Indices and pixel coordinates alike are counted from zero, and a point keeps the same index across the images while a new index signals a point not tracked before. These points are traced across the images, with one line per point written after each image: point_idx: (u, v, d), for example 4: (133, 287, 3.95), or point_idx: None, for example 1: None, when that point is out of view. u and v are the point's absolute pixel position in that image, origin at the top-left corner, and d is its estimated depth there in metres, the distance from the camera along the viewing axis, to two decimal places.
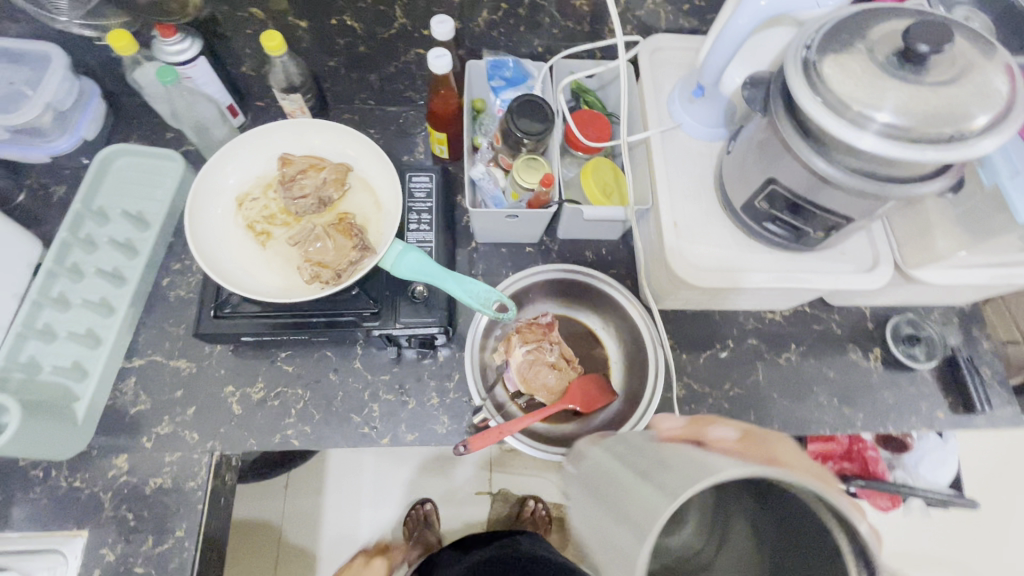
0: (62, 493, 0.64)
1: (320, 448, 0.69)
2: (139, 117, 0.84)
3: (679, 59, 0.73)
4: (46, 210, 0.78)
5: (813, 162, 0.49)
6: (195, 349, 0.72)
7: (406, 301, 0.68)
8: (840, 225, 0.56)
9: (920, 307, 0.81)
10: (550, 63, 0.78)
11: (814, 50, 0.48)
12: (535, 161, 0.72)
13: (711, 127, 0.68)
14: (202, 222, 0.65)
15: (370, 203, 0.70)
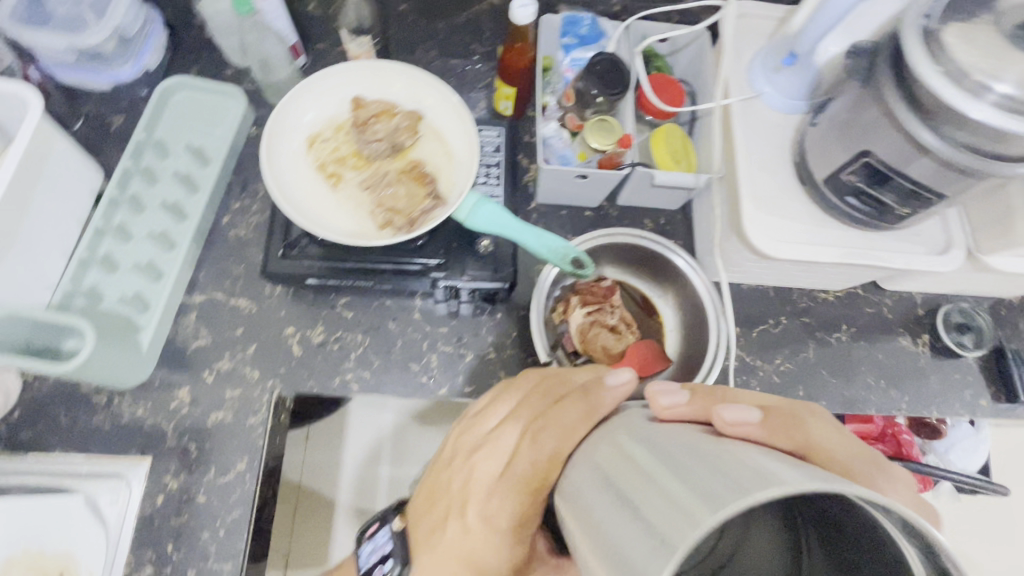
0: (126, 420, 0.65)
1: (378, 394, 0.70)
2: (195, 50, 0.80)
3: (762, 28, 0.71)
4: (103, 141, 0.75)
5: (920, 135, 0.49)
6: (256, 289, 0.72)
7: (473, 255, 0.68)
8: (928, 204, 0.56)
9: (971, 297, 0.81)
10: (626, 23, 0.76)
11: (936, 20, 0.47)
12: (608, 123, 0.72)
13: (794, 99, 0.67)
14: (277, 161, 0.65)
15: (442, 151, 0.68)
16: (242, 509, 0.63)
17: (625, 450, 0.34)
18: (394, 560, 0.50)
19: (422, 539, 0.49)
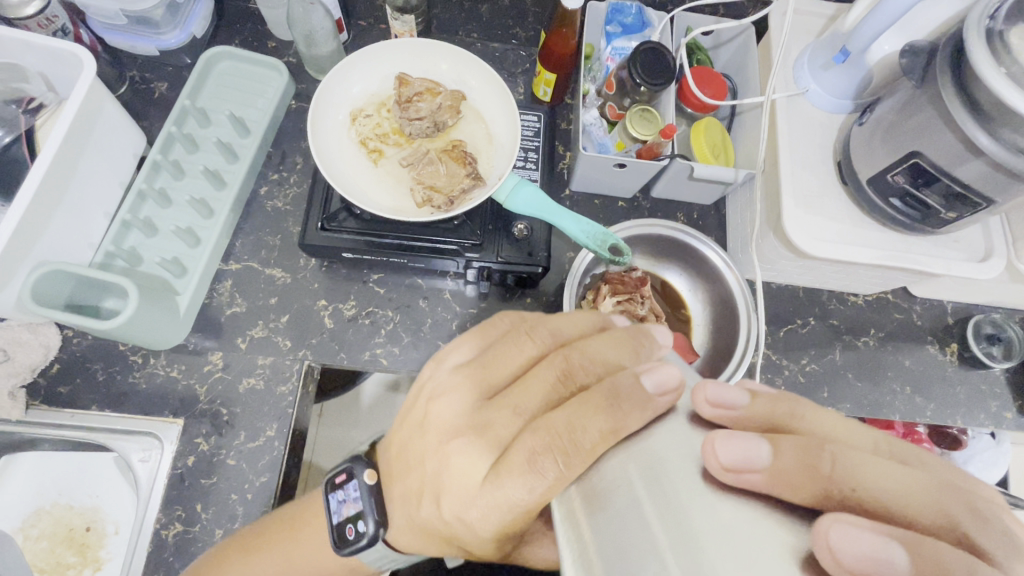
0: (160, 380, 0.66)
1: (407, 370, 0.70)
2: (241, 22, 0.82)
3: (810, 25, 0.71)
4: (146, 106, 0.77)
5: (975, 138, 0.49)
6: (291, 260, 0.73)
7: (509, 238, 0.68)
8: (977, 209, 0.55)
9: (1002, 309, 0.81)
10: (672, 13, 0.75)
11: (1001, 21, 0.46)
12: (648, 113, 0.72)
13: (839, 98, 0.66)
14: (321, 132, 0.66)
15: (482, 133, 0.69)
16: (269, 475, 0.64)
17: (646, 515, 0.24)
18: (368, 521, 0.47)
19: (397, 499, 0.46)
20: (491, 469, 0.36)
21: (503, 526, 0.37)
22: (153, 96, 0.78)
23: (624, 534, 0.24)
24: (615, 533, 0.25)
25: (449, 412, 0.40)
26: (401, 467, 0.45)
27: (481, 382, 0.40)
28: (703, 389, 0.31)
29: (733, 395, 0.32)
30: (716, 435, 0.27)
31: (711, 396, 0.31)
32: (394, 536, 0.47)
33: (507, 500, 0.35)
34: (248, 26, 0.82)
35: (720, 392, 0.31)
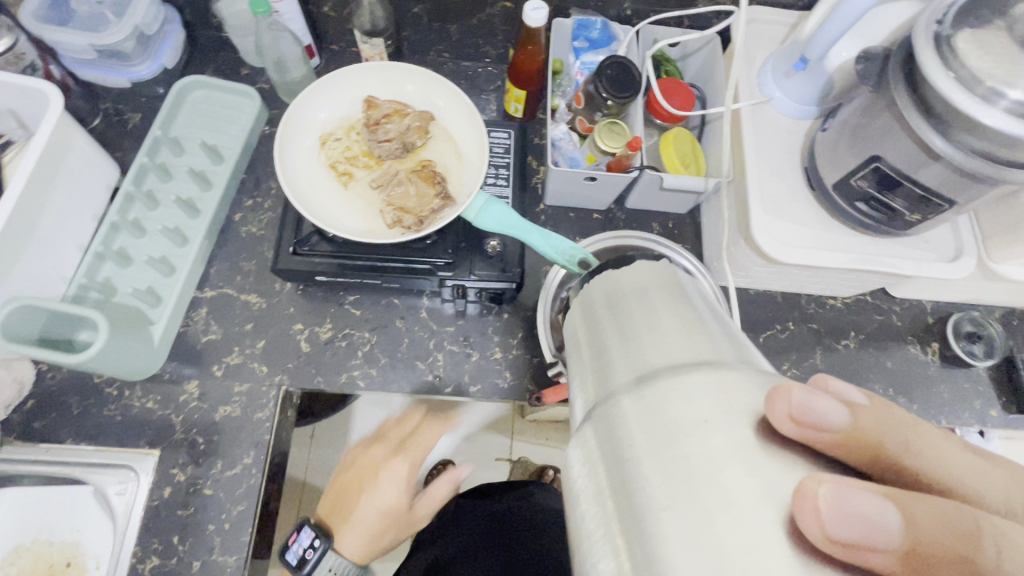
0: (136, 412, 0.66)
1: (384, 391, 0.70)
2: (214, 51, 0.83)
3: (772, 33, 0.72)
4: (120, 137, 0.78)
5: (931, 140, 0.49)
6: (266, 285, 0.73)
7: (482, 255, 0.68)
8: (938, 211, 0.56)
9: (982, 307, 0.81)
10: (637, 27, 0.76)
11: (949, 25, 0.47)
12: (617, 126, 0.72)
13: (804, 104, 0.67)
14: (289, 158, 0.66)
15: (452, 152, 0.69)
16: (247, 504, 0.64)
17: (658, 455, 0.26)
18: None
19: None
20: None
21: None
22: (127, 126, 0.78)
23: (643, 516, 0.24)
24: (635, 512, 0.24)
25: None
26: None
27: None
28: (787, 403, 0.25)
29: (825, 408, 0.26)
30: (821, 494, 0.22)
31: (800, 416, 0.25)
32: None
33: None
34: (221, 55, 0.83)
35: (811, 408, 0.25)
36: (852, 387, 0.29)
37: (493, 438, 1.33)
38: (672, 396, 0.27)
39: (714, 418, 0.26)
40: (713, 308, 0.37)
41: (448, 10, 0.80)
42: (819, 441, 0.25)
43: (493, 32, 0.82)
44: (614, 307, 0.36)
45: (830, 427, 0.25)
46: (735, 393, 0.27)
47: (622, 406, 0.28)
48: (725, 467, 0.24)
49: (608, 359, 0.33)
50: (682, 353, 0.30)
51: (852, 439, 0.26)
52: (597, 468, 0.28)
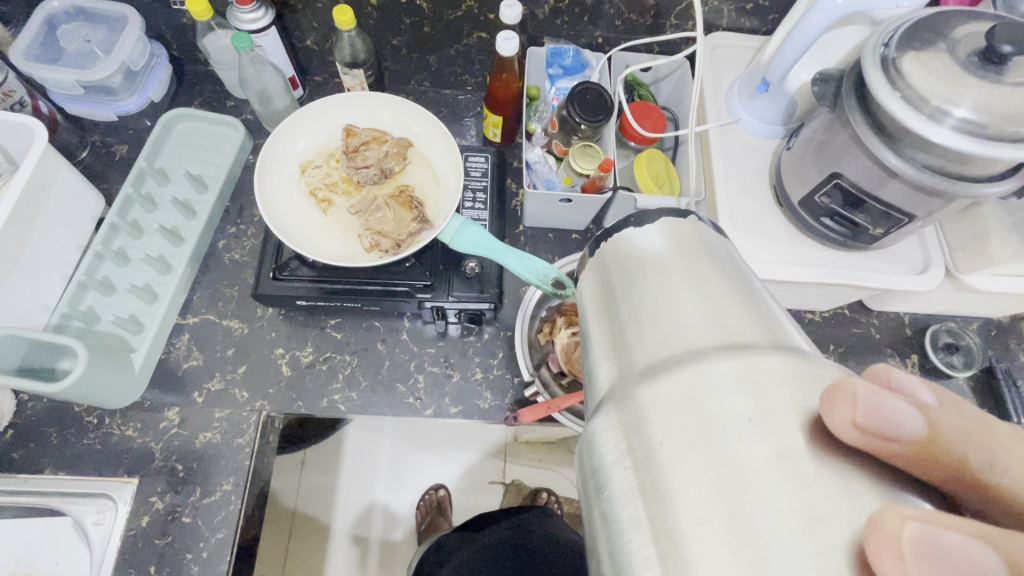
0: (115, 440, 0.66)
1: (365, 414, 0.70)
2: (201, 84, 0.86)
3: (737, 57, 0.76)
4: (107, 169, 0.80)
5: (885, 157, 0.51)
6: (248, 310, 0.73)
7: (459, 276, 0.69)
8: (899, 224, 0.57)
9: (958, 318, 0.82)
10: (609, 54, 0.79)
11: (893, 48, 0.49)
12: (590, 148, 0.73)
13: (771, 124, 0.69)
14: (270, 187, 0.68)
15: (429, 177, 0.71)
16: (226, 531, 0.63)
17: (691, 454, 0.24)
18: None
19: None
20: None
21: None
22: (114, 158, 0.80)
23: (682, 526, 0.23)
24: (670, 520, 0.24)
25: None
26: None
27: None
28: (851, 407, 0.24)
29: (895, 413, 0.24)
30: (903, 534, 0.20)
31: (862, 420, 0.23)
32: None
33: None
34: (207, 88, 0.86)
35: (876, 413, 0.24)
36: (920, 381, 0.27)
37: (484, 462, 1.32)
38: (714, 394, 0.26)
39: (759, 423, 0.25)
40: (740, 268, 0.34)
41: (425, 43, 0.81)
42: (886, 449, 0.24)
43: (471, 62, 0.85)
44: (638, 273, 0.33)
45: (900, 433, 0.24)
46: (778, 389, 0.26)
47: (659, 400, 0.27)
48: (770, 481, 0.23)
49: (636, 338, 0.30)
50: (716, 336, 0.28)
51: (925, 447, 0.24)
52: (627, 464, 0.27)
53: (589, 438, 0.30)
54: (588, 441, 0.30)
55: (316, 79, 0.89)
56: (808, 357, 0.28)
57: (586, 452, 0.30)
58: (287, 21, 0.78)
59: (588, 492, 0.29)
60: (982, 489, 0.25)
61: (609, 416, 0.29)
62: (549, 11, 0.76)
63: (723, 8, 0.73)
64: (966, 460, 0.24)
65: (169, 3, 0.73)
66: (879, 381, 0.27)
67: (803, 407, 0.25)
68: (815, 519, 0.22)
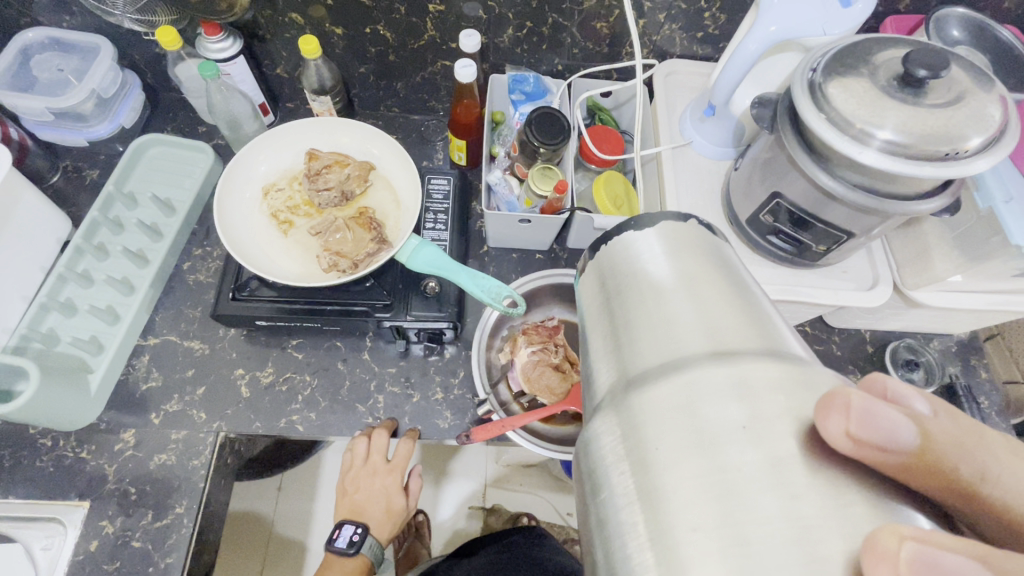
0: (68, 463, 0.66)
1: (324, 435, 0.70)
2: (174, 111, 0.88)
3: (691, 83, 0.79)
4: (77, 192, 0.81)
5: (817, 177, 0.53)
6: (210, 331, 0.74)
7: (418, 295, 0.70)
8: (840, 241, 0.59)
9: (918, 335, 0.83)
10: (568, 80, 0.82)
11: (819, 73, 0.51)
12: (550, 171, 0.74)
13: (722, 146, 0.71)
14: (231, 208, 0.69)
15: (390, 199, 0.73)
16: (176, 556, 0.63)
17: (685, 462, 0.22)
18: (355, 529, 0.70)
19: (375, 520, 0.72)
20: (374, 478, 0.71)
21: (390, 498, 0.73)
22: (85, 182, 0.82)
23: (673, 535, 0.21)
24: (662, 528, 0.21)
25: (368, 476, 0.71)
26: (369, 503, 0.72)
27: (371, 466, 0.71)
28: (843, 417, 0.22)
29: (889, 424, 0.22)
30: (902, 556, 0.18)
31: (857, 430, 0.21)
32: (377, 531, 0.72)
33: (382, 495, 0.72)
34: (181, 115, 0.88)
35: (871, 422, 0.21)
36: (913, 390, 0.24)
37: (463, 485, 1.31)
38: (711, 398, 0.23)
39: (757, 427, 0.22)
40: (740, 274, 0.32)
41: (391, 71, 0.84)
42: (884, 461, 0.21)
43: (437, 88, 0.87)
44: (635, 275, 0.31)
45: (896, 444, 0.22)
46: (774, 394, 0.23)
47: (655, 404, 0.24)
48: (763, 489, 0.21)
49: (633, 342, 0.28)
50: (713, 339, 0.26)
51: (922, 460, 0.22)
52: (622, 469, 0.24)
53: (585, 443, 0.28)
54: (584, 447, 0.28)
55: (287, 105, 0.91)
56: (808, 364, 0.26)
57: (583, 456, 0.28)
58: (257, 50, 0.80)
59: (585, 496, 0.27)
60: (985, 503, 0.22)
61: (605, 421, 0.26)
62: (508, 40, 0.79)
63: (674, 36, 0.76)
64: (965, 471, 0.22)
65: (141, 33, 0.76)
66: (872, 393, 0.25)
67: (798, 414, 0.23)
68: (808, 531, 0.20)
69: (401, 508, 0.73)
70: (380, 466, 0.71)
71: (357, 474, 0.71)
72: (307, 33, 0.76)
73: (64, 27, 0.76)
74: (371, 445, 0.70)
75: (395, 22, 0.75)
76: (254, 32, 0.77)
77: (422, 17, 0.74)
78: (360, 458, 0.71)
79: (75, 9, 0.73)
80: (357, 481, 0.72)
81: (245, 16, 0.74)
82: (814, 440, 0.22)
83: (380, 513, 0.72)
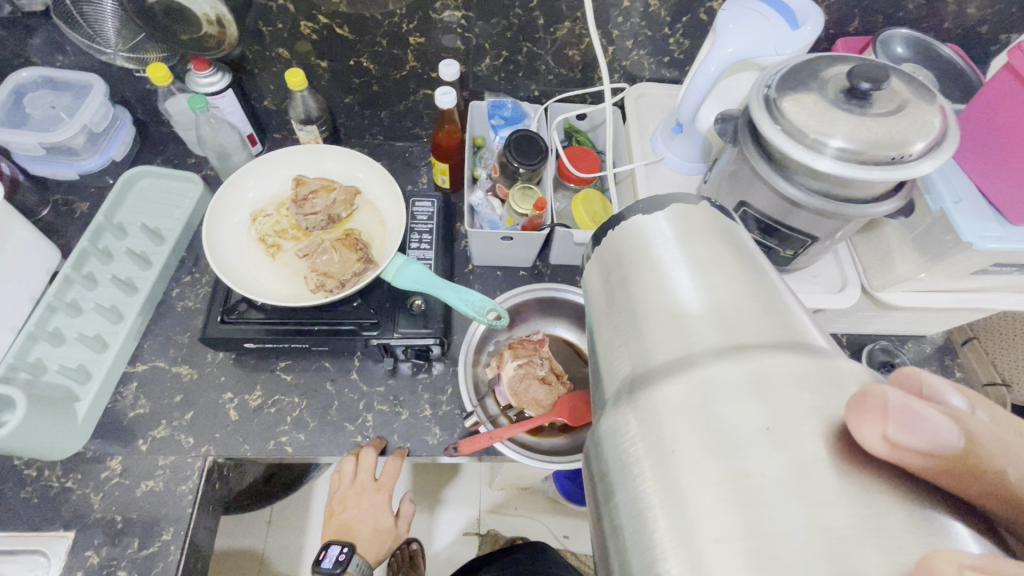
0: (53, 493, 0.65)
1: (313, 456, 0.70)
2: (165, 144, 0.91)
3: (659, 105, 0.83)
4: (67, 224, 0.83)
5: (778, 185, 0.56)
6: (199, 356, 0.74)
7: (405, 313, 0.71)
8: (806, 244, 0.62)
9: (892, 338, 0.86)
10: (544, 105, 0.86)
11: (773, 89, 0.55)
12: (529, 189, 0.76)
13: (692, 162, 0.74)
14: (220, 234, 0.71)
15: (376, 221, 0.76)
16: None
17: (706, 467, 0.22)
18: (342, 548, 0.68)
19: (365, 539, 0.71)
20: (367, 496, 0.71)
21: (381, 518, 0.72)
22: (75, 214, 0.84)
23: (695, 542, 0.21)
24: (683, 536, 0.21)
25: (360, 496, 0.71)
26: (360, 521, 0.71)
27: (362, 484, 0.70)
28: (880, 421, 0.21)
29: (931, 425, 0.21)
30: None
31: (894, 433, 0.21)
32: (366, 551, 0.71)
33: (375, 513, 0.72)
34: (171, 147, 0.91)
35: (910, 423, 0.21)
36: (950, 385, 0.24)
37: (457, 511, 1.29)
38: (731, 398, 0.23)
39: (779, 428, 0.22)
40: (756, 261, 0.31)
41: (375, 100, 0.88)
42: (922, 465, 0.21)
43: (420, 115, 0.91)
44: (645, 270, 0.31)
45: (935, 446, 0.21)
46: (795, 391, 0.23)
47: (671, 404, 0.24)
48: (789, 496, 0.20)
49: (643, 340, 0.28)
50: (728, 334, 0.26)
51: (965, 463, 0.21)
52: (640, 471, 0.24)
53: (599, 441, 0.28)
54: (596, 442, 0.28)
55: (275, 136, 0.95)
56: (829, 354, 0.25)
57: (596, 454, 0.28)
58: (245, 84, 0.84)
59: (599, 496, 0.27)
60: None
61: (619, 419, 0.26)
62: (486, 68, 0.83)
63: (643, 61, 0.81)
64: (1014, 475, 0.21)
65: (132, 70, 0.79)
66: (906, 388, 0.24)
67: (826, 413, 0.22)
68: (840, 542, 0.19)
69: (389, 528, 0.73)
70: (368, 485, 0.70)
71: (345, 493, 0.71)
72: (293, 66, 0.80)
73: (57, 66, 0.79)
74: (359, 462, 0.69)
75: (378, 53, 0.79)
76: (242, 67, 0.80)
77: (403, 49, 0.79)
78: (347, 478, 0.70)
79: (68, 48, 0.76)
80: (345, 499, 0.71)
81: (234, 52, 0.77)
82: (837, 435, 0.22)
83: (368, 533, 0.71)
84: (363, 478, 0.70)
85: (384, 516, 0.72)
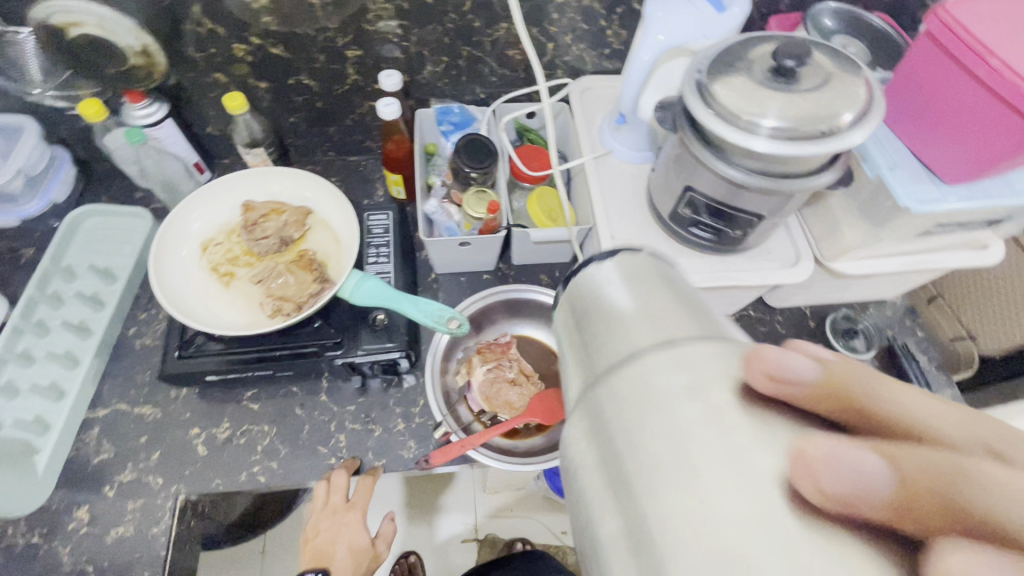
0: (19, 551, 0.63)
1: (288, 483, 0.69)
2: (110, 180, 0.89)
3: (606, 97, 0.83)
4: (13, 272, 0.81)
5: (718, 168, 0.56)
6: (161, 394, 0.73)
7: (367, 329, 0.70)
8: (753, 223, 0.63)
9: (855, 305, 0.87)
10: (493, 106, 0.84)
11: (704, 74, 0.55)
12: (484, 193, 0.77)
13: (640, 151, 0.75)
14: (169, 269, 0.70)
15: (331, 239, 0.75)
16: None
17: (635, 440, 0.21)
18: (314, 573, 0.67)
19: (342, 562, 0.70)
20: (339, 518, 0.70)
21: (356, 539, 0.71)
22: (20, 261, 0.81)
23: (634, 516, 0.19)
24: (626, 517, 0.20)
25: (332, 518, 0.70)
26: (335, 544, 0.70)
27: (335, 506, 0.69)
28: (758, 368, 0.21)
29: (800, 365, 0.21)
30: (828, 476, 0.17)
31: (771, 375, 0.21)
32: None
33: (349, 534, 0.71)
34: (116, 183, 0.89)
35: (782, 365, 0.21)
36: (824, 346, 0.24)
37: (453, 519, 1.29)
38: (667, 397, 0.21)
39: (721, 414, 0.20)
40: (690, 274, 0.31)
41: (321, 117, 0.87)
42: (794, 399, 0.20)
43: (369, 128, 0.90)
44: (593, 303, 0.28)
45: (804, 382, 0.21)
46: (712, 363, 0.22)
47: (618, 424, 0.22)
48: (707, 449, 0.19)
49: (592, 368, 0.26)
50: (654, 323, 0.25)
51: (832, 394, 0.21)
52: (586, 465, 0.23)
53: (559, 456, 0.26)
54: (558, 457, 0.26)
55: (224, 162, 0.93)
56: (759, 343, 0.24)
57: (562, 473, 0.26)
58: (185, 112, 0.82)
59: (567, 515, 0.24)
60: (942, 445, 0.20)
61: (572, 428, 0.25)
62: (429, 75, 0.83)
63: (584, 55, 0.82)
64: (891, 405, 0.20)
65: (65, 108, 0.77)
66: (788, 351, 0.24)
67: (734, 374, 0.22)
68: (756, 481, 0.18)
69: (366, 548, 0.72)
70: (339, 506, 0.69)
71: (319, 517, 0.70)
72: (232, 90, 0.78)
73: None
74: (330, 483, 0.68)
75: (317, 69, 0.78)
76: (180, 95, 0.79)
77: (342, 63, 0.78)
78: (320, 502, 0.69)
79: None
80: (319, 523, 0.70)
81: (168, 80, 0.76)
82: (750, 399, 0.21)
83: (344, 556, 0.70)
84: (336, 500, 0.68)
85: (359, 537, 0.71)
